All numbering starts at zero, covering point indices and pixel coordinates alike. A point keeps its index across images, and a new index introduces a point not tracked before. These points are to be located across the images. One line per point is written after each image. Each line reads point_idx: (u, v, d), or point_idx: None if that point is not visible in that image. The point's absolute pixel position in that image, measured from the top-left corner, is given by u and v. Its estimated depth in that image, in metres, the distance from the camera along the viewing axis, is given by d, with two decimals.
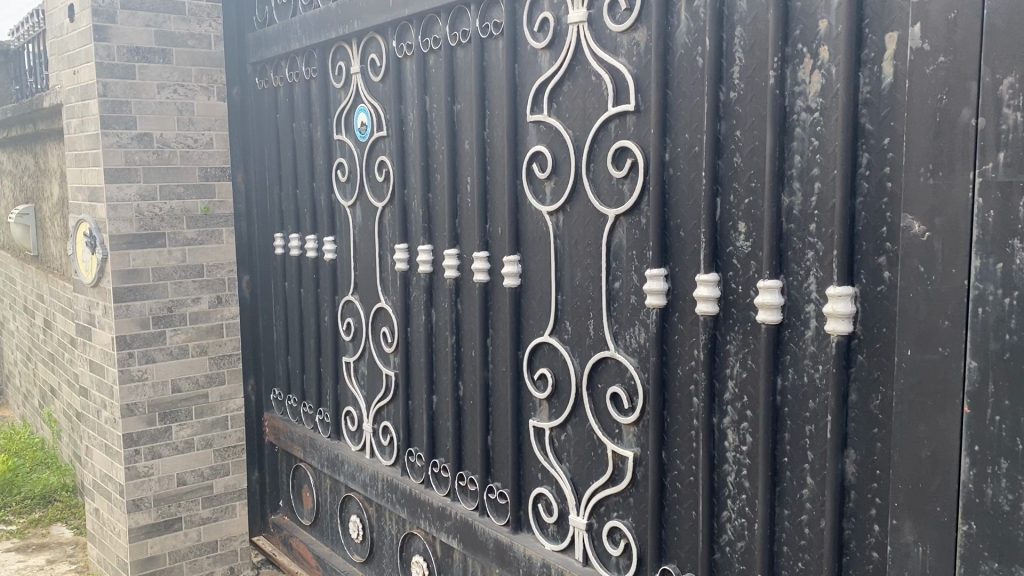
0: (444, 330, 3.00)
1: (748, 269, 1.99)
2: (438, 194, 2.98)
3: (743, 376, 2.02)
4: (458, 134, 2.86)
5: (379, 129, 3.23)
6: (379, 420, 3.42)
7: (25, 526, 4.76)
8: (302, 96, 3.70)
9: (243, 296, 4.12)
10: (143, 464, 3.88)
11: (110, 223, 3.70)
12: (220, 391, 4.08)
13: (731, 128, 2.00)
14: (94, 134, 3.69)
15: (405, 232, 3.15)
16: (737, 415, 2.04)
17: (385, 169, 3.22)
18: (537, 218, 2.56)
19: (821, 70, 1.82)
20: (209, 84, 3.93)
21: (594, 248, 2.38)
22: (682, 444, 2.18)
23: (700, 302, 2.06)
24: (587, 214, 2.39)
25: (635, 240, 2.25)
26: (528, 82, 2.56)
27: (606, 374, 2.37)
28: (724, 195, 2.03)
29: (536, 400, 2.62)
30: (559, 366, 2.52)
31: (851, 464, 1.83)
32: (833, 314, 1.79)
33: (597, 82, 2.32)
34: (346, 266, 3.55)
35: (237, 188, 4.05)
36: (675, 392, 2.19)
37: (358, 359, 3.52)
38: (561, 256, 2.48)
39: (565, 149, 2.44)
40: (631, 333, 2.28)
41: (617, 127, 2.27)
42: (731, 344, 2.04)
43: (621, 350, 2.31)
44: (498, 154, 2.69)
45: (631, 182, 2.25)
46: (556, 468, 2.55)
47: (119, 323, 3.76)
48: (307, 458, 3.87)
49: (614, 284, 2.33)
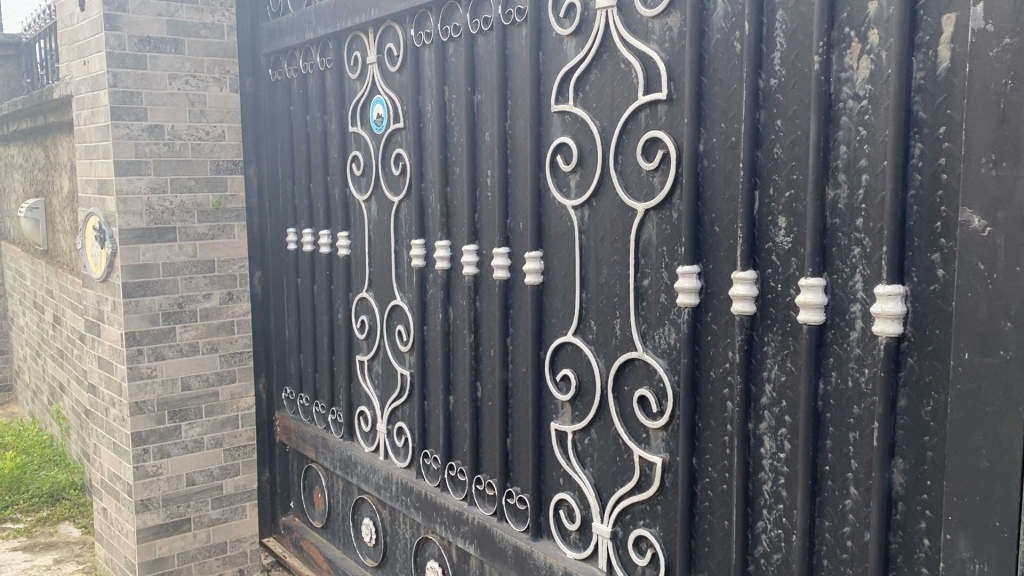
0: (462, 329, 2.90)
1: (788, 266, 1.88)
2: (457, 188, 2.88)
3: (782, 380, 1.91)
4: (478, 125, 2.76)
5: (396, 121, 3.13)
6: (393, 420, 3.32)
7: (32, 524, 4.69)
8: (317, 88, 3.60)
9: (255, 293, 4.03)
10: (152, 463, 3.79)
11: (120, 216, 3.62)
12: (230, 390, 3.99)
13: (770, 117, 1.89)
14: (104, 126, 3.61)
15: (421, 226, 3.04)
16: (775, 420, 1.94)
17: (401, 163, 3.13)
18: (561, 213, 2.45)
19: (870, 55, 1.71)
20: (222, 75, 3.84)
21: (621, 244, 2.28)
22: (714, 451, 2.08)
23: (736, 301, 1.95)
24: (614, 208, 2.28)
25: (665, 235, 2.15)
26: (552, 72, 2.46)
27: (633, 376, 2.26)
28: (763, 188, 1.92)
29: (558, 402, 2.51)
30: (583, 367, 2.42)
31: (899, 474, 1.72)
32: (882, 314, 1.68)
33: (626, 70, 2.22)
34: (360, 262, 3.45)
35: (250, 182, 3.97)
36: (707, 395, 2.08)
37: (372, 358, 3.42)
38: (586, 253, 2.38)
39: (591, 141, 2.34)
40: (660, 333, 2.18)
41: (647, 117, 2.17)
42: (769, 346, 1.93)
43: (650, 351, 2.21)
44: (520, 146, 2.59)
45: (662, 175, 2.14)
46: (580, 473, 2.44)
47: (129, 320, 3.68)
48: (319, 459, 3.78)
49: (642, 281, 2.22)
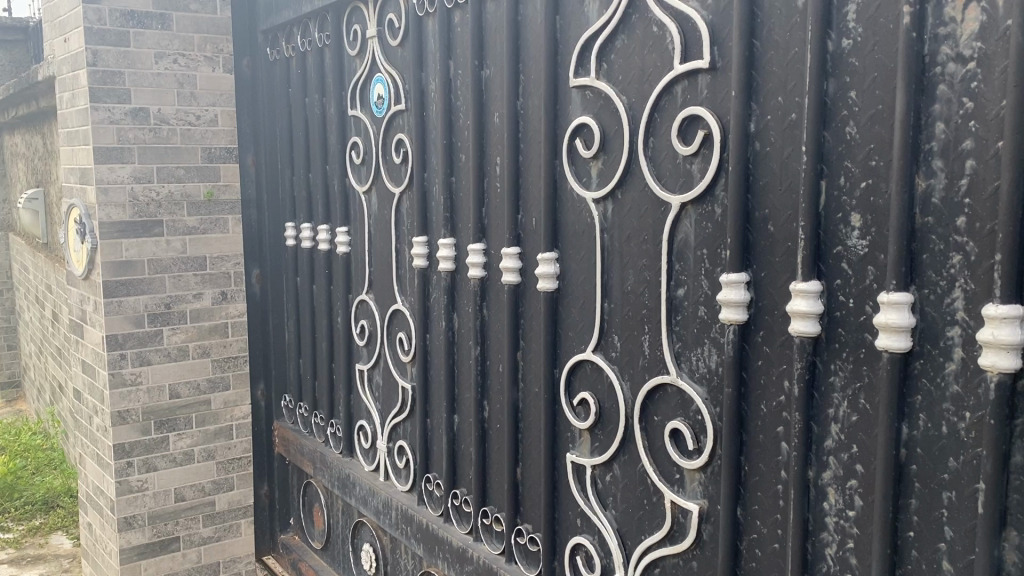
0: (468, 338, 2.53)
1: (863, 277, 1.48)
2: (463, 176, 2.50)
3: (852, 420, 1.52)
4: (486, 103, 2.38)
5: (397, 102, 2.77)
6: (394, 438, 2.97)
7: (23, 534, 4.40)
8: (314, 66, 3.24)
9: (252, 292, 3.69)
10: (136, 478, 3.49)
11: (99, 208, 3.30)
12: (224, 398, 3.66)
13: (842, 87, 1.49)
14: (84, 109, 3.29)
15: (424, 221, 2.68)
16: (842, 470, 1.54)
17: (403, 149, 2.76)
18: (580, 207, 2.07)
19: (981, 3, 1.30)
20: (214, 53, 3.51)
21: (651, 245, 1.88)
22: (763, 501, 1.69)
23: (794, 319, 1.57)
24: (643, 201, 1.89)
25: (705, 234, 1.76)
26: (571, 40, 2.07)
27: (664, 405, 1.88)
28: (832, 177, 1.52)
29: (575, 430, 2.13)
30: (604, 391, 2.03)
31: (1012, 551, 1.31)
32: (992, 342, 1.28)
33: (659, 33, 1.82)
34: (360, 260, 3.10)
35: (247, 172, 3.64)
36: (755, 433, 1.69)
37: (372, 368, 3.07)
38: (609, 255, 1.99)
39: (617, 122, 1.95)
40: (699, 355, 1.79)
41: (684, 91, 1.78)
42: (837, 377, 1.53)
43: (685, 376, 1.82)
44: (534, 130, 2.20)
45: (703, 161, 1.75)
46: (600, 516, 2.06)
47: (110, 321, 3.36)
48: (318, 476, 3.43)
49: (676, 291, 1.83)
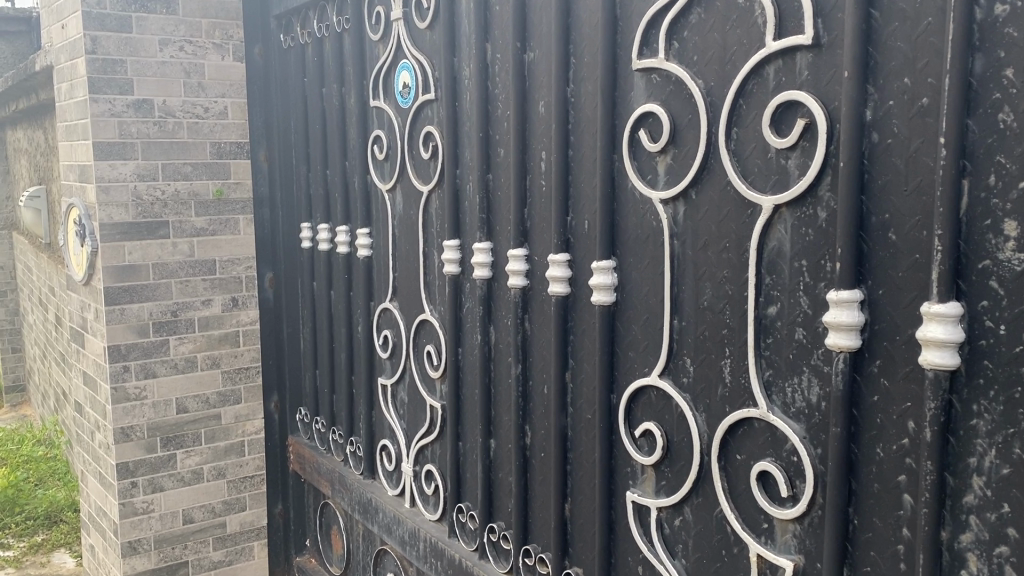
0: (507, 354, 2.26)
1: (1018, 299, 1.20)
2: (501, 172, 2.23)
3: (1002, 474, 1.24)
4: (529, 90, 2.09)
5: (426, 91, 2.49)
6: (421, 461, 2.70)
7: (23, 552, 4.16)
8: (332, 53, 2.97)
9: (265, 297, 3.43)
10: (141, 500, 3.23)
11: (100, 208, 3.04)
12: (235, 412, 3.41)
13: (993, 64, 1.21)
14: (83, 100, 3.03)
15: (457, 223, 2.40)
16: (988, 535, 1.26)
17: (432, 143, 2.48)
18: (644, 209, 1.79)
19: None
20: (223, 40, 3.24)
21: (733, 255, 1.60)
22: (878, 563, 1.41)
23: (924, 348, 1.28)
24: (724, 202, 1.61)
25: (804, 243, 1.48)
26: (633, 14, 1.78)
27: (750, 443, 1.60)
28: (977, 176, 1.24)
29: (637, 465, 1.86)
30: (674, 421, 1.76)
31: None
32: None
33: (746, 3, 1.54)
34: (383, 265, 2.83)
35: (259, 168, 3.38)
36: (868, 481, 1.42)
37: (396, 384, 2.80)
38: (680, 265, 1.71)
39: (691, 110, 1.67)
40: (796, 386, 1.51)
41: (779, 72, 1.49)
42: (981, 420, 1.25)
43: (778, 410, 1.55)
44: (587, 120, 1.91)
45: (803, 156, 1.47)
46: (668, 565, 1.79)
47: (112, 331, 3.10)
48: (336, 497, 3.17)
49: (767, 309, 1.55)
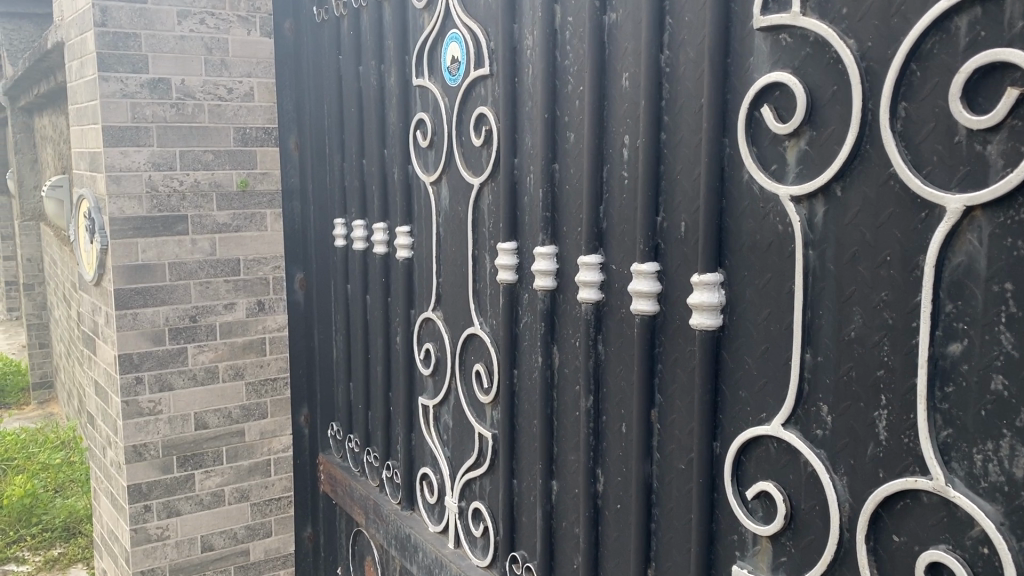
0: (574, 380, 1.87)
1: None
2: (570, 162, 1.84)
3: None
4: (609, 60, 1.70)
5: (478, 66, 2.11)
6: (468, 497, 2.33)
7: (38, 567, 3.88)
8: (369, 26, 2.60)
9: (295, 300, 3.10)
10: (155, 525, 2.91)
11: (111, 200, 2.71)
12: (260, 428, 3.08)
13: None
14: (91, 79, 2.69)
15: (514, 222, 2.02)
16: None
17: (484, 128, 2.10)
18: (765, 210, 1.39)
19: None
20: (249, 13, 2.90)
21: (896, 272, 1.20)
22: None
23: None
24: (884, 201, 1.21)
25: (1009, 259, 1.08)
26: None
27: (915, 522, 1.20)
28: None
29: (748, 534, 1.47)
30: (803, 484, 1.37)
31: None
32: None
33: None
34: (425, 268, 2.46)
35: (289, 158, 3.03)
36: None
37: (439, 405, 2.43)
38: (816, 283, 1.32)
39: (837, 80, 1.27)
40: (990, 453, 1.11)
41: (976, 25, 1.09)
42: None
43: (962, 484, 1.14)
44: (685, 97, 1.52)
45: (1013, 140, 1.06)
46: None
47: (124, 338, 2.78)
48: (370, 528, 2.81)
49: (947, 348, 1.15)
